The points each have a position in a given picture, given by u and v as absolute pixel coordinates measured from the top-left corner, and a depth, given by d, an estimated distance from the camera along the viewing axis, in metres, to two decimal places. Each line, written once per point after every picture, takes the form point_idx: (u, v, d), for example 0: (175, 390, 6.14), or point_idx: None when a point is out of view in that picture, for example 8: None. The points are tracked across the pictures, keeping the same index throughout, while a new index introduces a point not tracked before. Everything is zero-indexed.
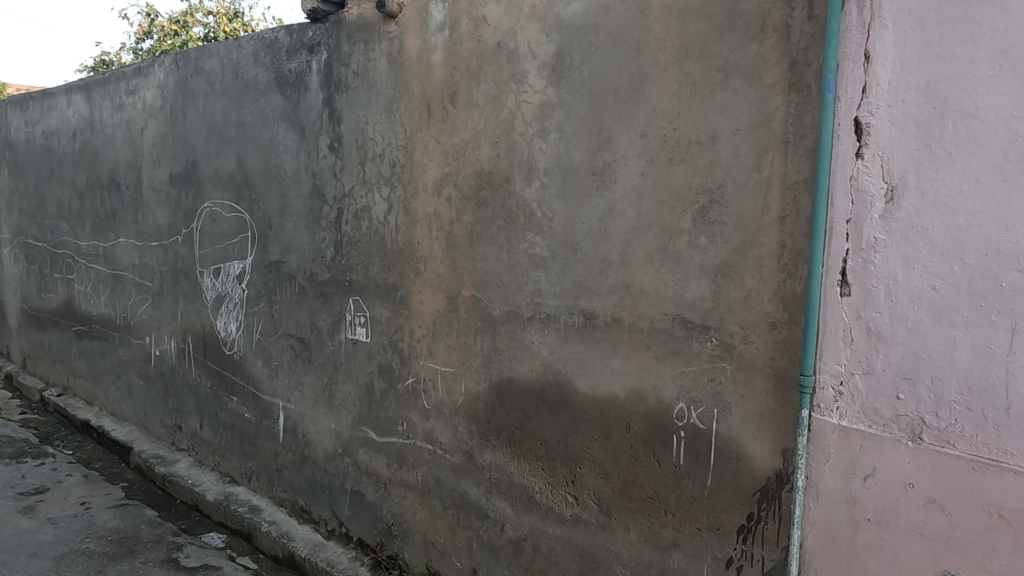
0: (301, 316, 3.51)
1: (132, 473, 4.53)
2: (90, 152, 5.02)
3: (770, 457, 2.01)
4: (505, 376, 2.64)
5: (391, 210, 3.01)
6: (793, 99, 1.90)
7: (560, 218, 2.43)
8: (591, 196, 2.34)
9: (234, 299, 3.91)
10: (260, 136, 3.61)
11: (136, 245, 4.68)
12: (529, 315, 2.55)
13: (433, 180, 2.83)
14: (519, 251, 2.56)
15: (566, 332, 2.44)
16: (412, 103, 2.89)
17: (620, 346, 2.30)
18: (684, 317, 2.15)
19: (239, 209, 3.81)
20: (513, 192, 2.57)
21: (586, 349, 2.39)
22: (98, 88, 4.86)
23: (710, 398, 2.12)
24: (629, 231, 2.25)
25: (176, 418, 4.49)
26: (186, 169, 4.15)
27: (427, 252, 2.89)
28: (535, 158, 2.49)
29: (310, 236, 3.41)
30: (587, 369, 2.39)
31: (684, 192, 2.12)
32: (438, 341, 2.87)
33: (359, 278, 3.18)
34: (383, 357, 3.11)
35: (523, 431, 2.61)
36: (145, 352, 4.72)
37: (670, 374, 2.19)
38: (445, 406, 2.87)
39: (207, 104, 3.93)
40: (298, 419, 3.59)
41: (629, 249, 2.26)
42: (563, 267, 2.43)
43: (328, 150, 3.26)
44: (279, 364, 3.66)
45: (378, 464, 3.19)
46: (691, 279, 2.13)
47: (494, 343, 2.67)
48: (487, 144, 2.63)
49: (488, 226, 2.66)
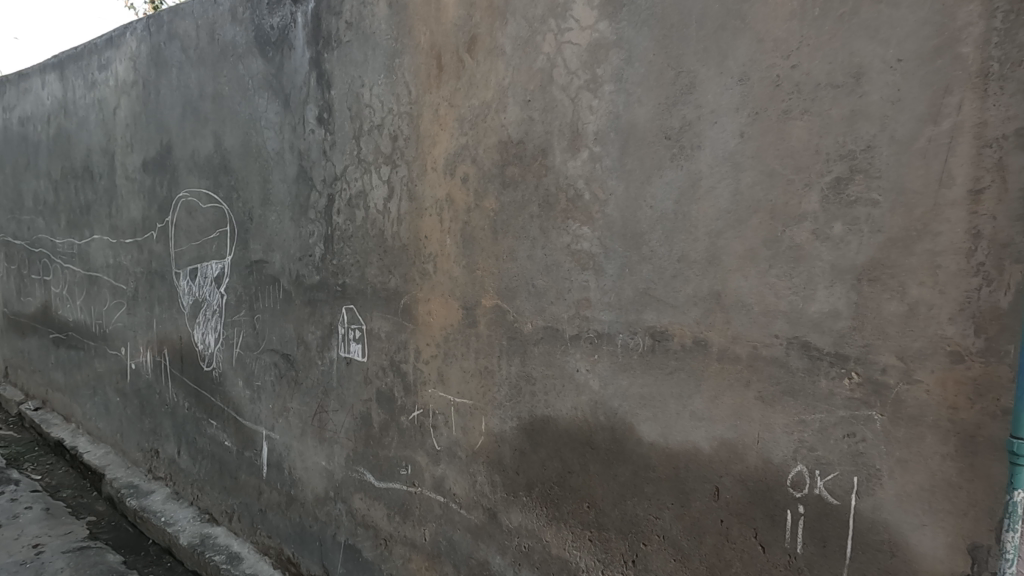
0: (285, 328, 2.88)
1: (103, 504, 3.96)
2: (64, 138, 4.45)
3: (948, 557, 1.32)
4: (540, 415, 1.98)
5: (393, 195, 2.37)
6: (1002, 6, 1.21)
7: (616, 201, 1.77)
8: (663, 168, 1.68)
9: (212, 306, 3.30)
10: (239, 109, 3.00)
11: (110, 243, 4.10)
12: (573, 334, 1.89)
13: (444, 156, 2.19)
14: (559, 247, 1.90)
15: (625, 358, 1.78)
16: (418, 57, 2.24)
17: (705, 381, 1.64)
18: (806, 342, 1.48)
19: (217, 199, 3.20)
20: (551, 167, 1.91)
21: (654, 382, 1.73)
22: (71, 66, 4.28)
23: (845, 461, 1.44)
24: (719, 219, 1.59)
25: (153, 442, 3.90)
26: (160, 154, 3.55)
27: (436, 250, 2.24)
28: (582, 119, 1.83)
29: (296, 230, 2.78)
30: (657, 411, 1.73)
31: (807, 160, 1.45)
32: (451, 364, 2.22)
33: (353, 282, 2.55)
34: (382, 382, 2.47)
35: (563, 489, 1.95)
36: (121, 365, 4.14)
37: (780, 422, 1.53)
38: (459, 448, 2.22)
39: (181, 75, 3.32)
40: (284, 452, 2.96)
41: (721, 243, 1.59)
42: (620, 269, 1.77)
43: (316, 122, 2.63)
44: (262, 385, 3.04)
45: (377, 516, 2.55)
46: (818, 287, 1.45)
47: (524, 370, 2.01)
48: (517, 104, 1.97)
49: (517, 214, 2.00)
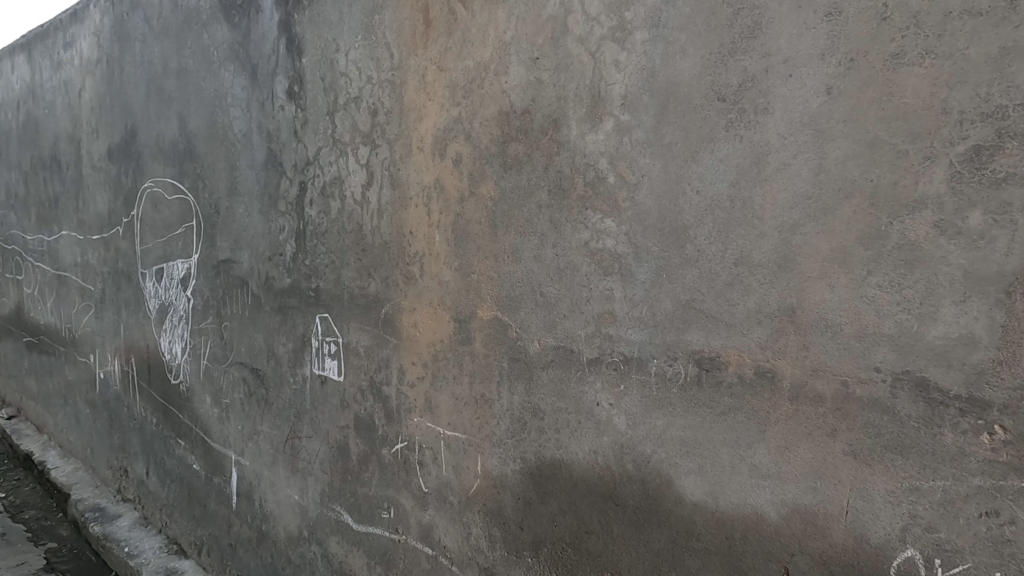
0: (254, 338, 2.48)
1: (68, 529, 3.60)
2: (32, 125, 4.07)
3: None
4: (550, 458, 1.57)
5: (372, 181, 1.96)
6: None
7: (650, 185, 1.35)
8: (715, 140, 1.26)
9: (178, 311, 2.91)
10: (204, 85, 2.60)
11: (77, 240, 3.73)
12: (592, 358, 1.47)
13: (433, 132, 1.77)
14: (574, 245, 1.48)
15: (660, 391, 1.36)
16: (402, 12, 1.83)
17: (771, 427, 1.22)
18: (924, 380, 1.05)
19: (182, 190, 2.81)
20: (565, 143, 1.49)
21: (700, 425, 1.31)
22: (38, 45, 3.91)
23: (982, 550, 1.01)
24: (795, 208, 1.17)
25: (122, 459, 3.53)
26: (125, 140, 3.16)
27: (423, 249, 1.83)
28: (606, 79, 1.41)
29: (265, 225, 2.38)
30: (704, 462, 1.31)
31: (930, 123, 1.02)
32: (441, 389, 1.81)
33: (328, 287, 2.14)
34: (361, 406, 2.06)
35: (578, 553, 1.53)
36: (90, 374, 3.78)
37: (880, 491, 1.10)
38: (450, 492, 1.81)
39: (144, 50, 2.93)
40: (255, 482, 2.57)
41: (797, 240, 1.17)
42: (655, 274, 1.35)
43: (286, 97, 2.22)
44: (230, 403, 2.65)
45: (355, 564, 2.14)
46: (942, 302, 1.02)
47: (530, 400, 1.59)
48: (522, 63, 1.56)
49: (522, 204, 1.58)
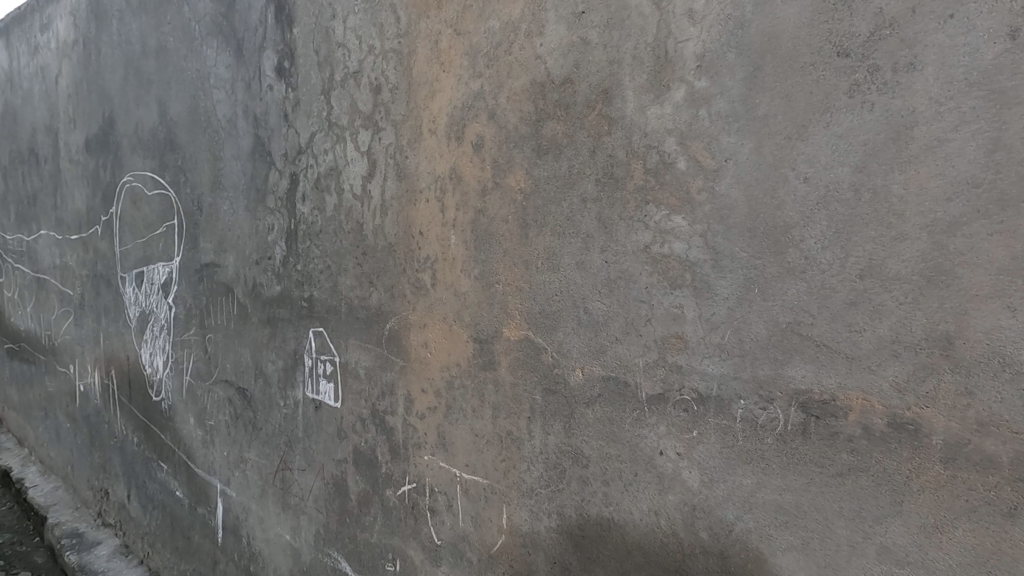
0: (240, 353, 2.17)
1: (44, 556, 3.31)
2: (10, 116, 3.78)
3: None
4: (595, 516, 1.25)
5: (374, 172, 1.64)
6: None
7: (737, 171, 1.03)
8: (833, 109, 0.93)
9: (159, 320, 2.60)
10: (185, 65, 2.29)
11: (56, 240, 3.44)
12: (653, 395, 1.15)
13: (447, 111, 1.46)
14: (629, 249, 1.17)
15: (748, 442, 1.04)
16: None
17: (913, 498, 0.89)
18: None
19: (162, 185, 2.50)
20: (618, 120, 1.17)
21: (806, 489, 0.99)
22: (15, 30, 3.61)
23: None
24: (954, 200, 0.84)
25: (103, 480, 3.23)
26: (103, 130, 2.86)
27: (435, 254, 1.52)
28: (675, 34, 1.09)
29: (251, 224, 2.07)
30: (810, 537, 0.99)
31: None
32: (457, 423, 1.49)
33: (323, 297, 1.83)
34: (361, 438, 1.75)
35: None
36: (70, 386, 3.48)
37: None
38: (468, 547, 1.50)
39: (122, 29, 2.63)
40: (242, 515, 2.26)
41: (957, 244, 0.84)
42: (742, 289, 1.03)
43: (274, 74, 1.91)
44: (215, 425, 2.35)
45: None
46: None
47: (570, 443, 1.28)
48: (562, 20, 1.24)
49: (560, 198, 1.26)
